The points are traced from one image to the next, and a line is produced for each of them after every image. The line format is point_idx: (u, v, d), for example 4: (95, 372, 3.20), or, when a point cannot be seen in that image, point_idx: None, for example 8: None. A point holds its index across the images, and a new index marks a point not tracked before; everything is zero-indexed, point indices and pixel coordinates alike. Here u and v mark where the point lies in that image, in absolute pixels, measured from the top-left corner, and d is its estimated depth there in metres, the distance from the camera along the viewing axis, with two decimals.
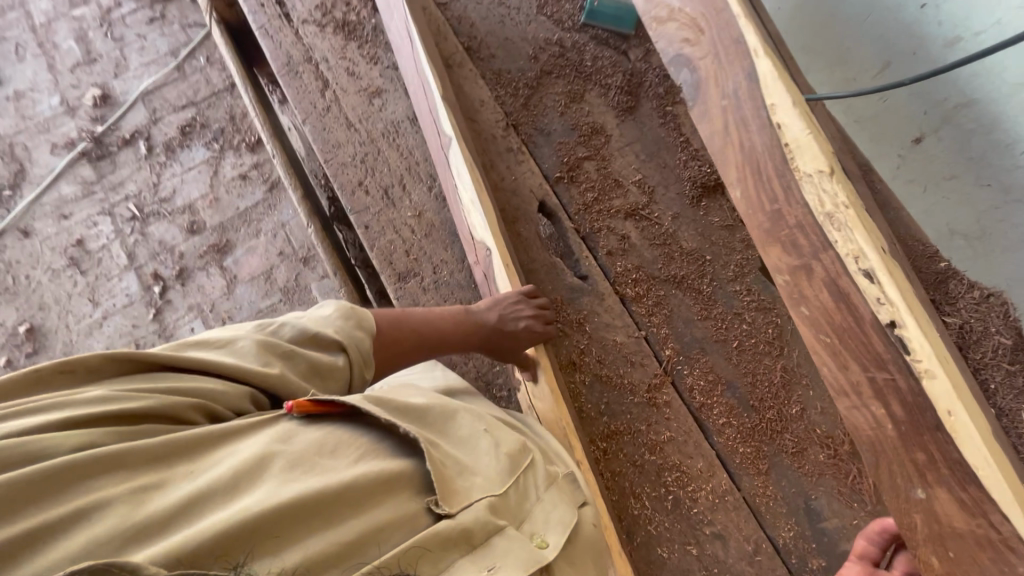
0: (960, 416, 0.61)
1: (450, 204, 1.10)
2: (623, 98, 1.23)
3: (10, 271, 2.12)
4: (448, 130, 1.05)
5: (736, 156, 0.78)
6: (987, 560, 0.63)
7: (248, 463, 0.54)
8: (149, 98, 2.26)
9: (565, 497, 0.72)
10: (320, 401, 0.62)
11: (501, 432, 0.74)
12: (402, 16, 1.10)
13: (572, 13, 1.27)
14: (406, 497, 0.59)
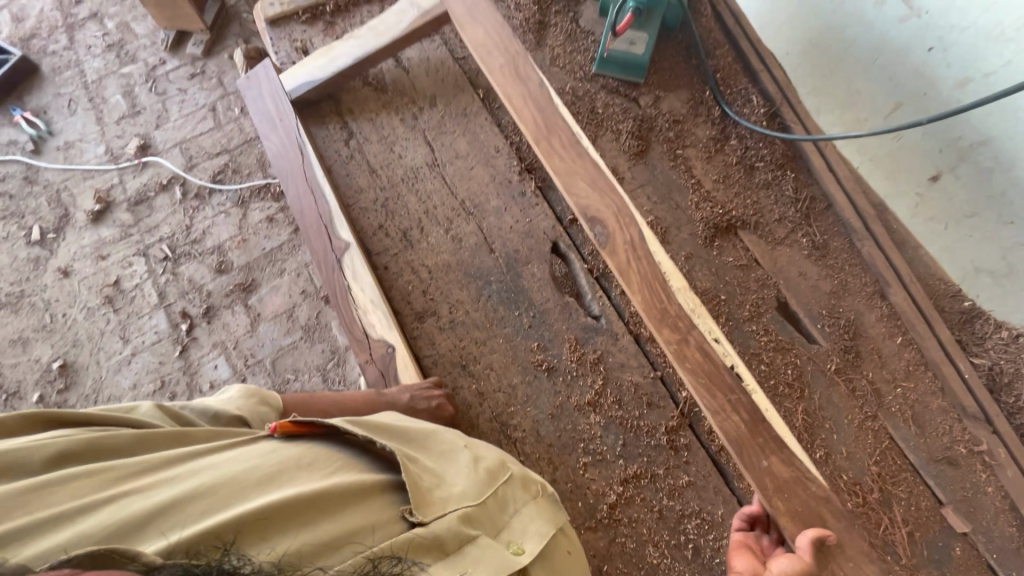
0: (772, 412, 0.96)
1: (341, 306, 1.11)
2: (634, 143, 1.27)
3: (48, 310, 2.21)
4: (345, 236, 1.14)
5: (635, 279, 1.03)
6: (804, 497, 0.89)
7: (228, 472, 0.58)
8: (185, 146, 2.41)
9: (543, 512, 0.73)
10: (300, 421, 0.67)
11: (481, 450, 0.77)
12: (297, 137, 1.22)
13: (583, 64, 1.34)
14: (384, 505, 0.63)
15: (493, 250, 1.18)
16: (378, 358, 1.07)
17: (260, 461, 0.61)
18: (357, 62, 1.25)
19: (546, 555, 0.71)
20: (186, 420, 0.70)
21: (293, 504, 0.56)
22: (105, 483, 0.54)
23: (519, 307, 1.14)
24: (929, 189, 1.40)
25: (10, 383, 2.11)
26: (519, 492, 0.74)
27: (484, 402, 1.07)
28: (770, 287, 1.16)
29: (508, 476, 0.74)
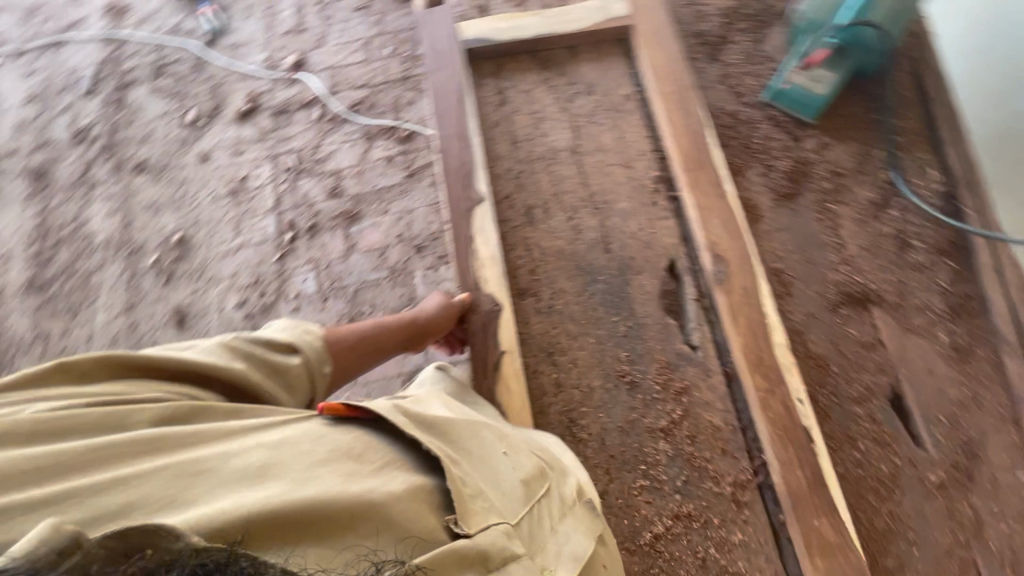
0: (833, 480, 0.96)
1: (459, 254, 1.13)
2: (784, 184, 1.21)
3: (182, 187, 2.44)
4: (482, 190, 1.16)
5: (742, 316, 1.05)
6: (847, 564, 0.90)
7: (275, 458, 0.55)
8: (335, 72, 2.57)
9: (578, 531, 0.75)
10: (351, 406, 0.65)
11: (520, 456, 0.77)
12: (460, 82, 1.23)
13: (753, 90, 1.29)
14: (430, 512, 0.59)
15: (608, 251, 1.16)
16: (485, 311, 1.08)
17: (307, 449, 0.57)
18: (533, 40, 1.31)
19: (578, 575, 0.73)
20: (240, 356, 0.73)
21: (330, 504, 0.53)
22: (149, 448, 0.52)
23: (619, 314, 1.12)
24: None
25: (136, 240, 2.36)
26: (554, 509, 0.75)
27: (559, 396, 1.07)
28: (888, 374, 1.07)
29: (544, 490, 0.75)
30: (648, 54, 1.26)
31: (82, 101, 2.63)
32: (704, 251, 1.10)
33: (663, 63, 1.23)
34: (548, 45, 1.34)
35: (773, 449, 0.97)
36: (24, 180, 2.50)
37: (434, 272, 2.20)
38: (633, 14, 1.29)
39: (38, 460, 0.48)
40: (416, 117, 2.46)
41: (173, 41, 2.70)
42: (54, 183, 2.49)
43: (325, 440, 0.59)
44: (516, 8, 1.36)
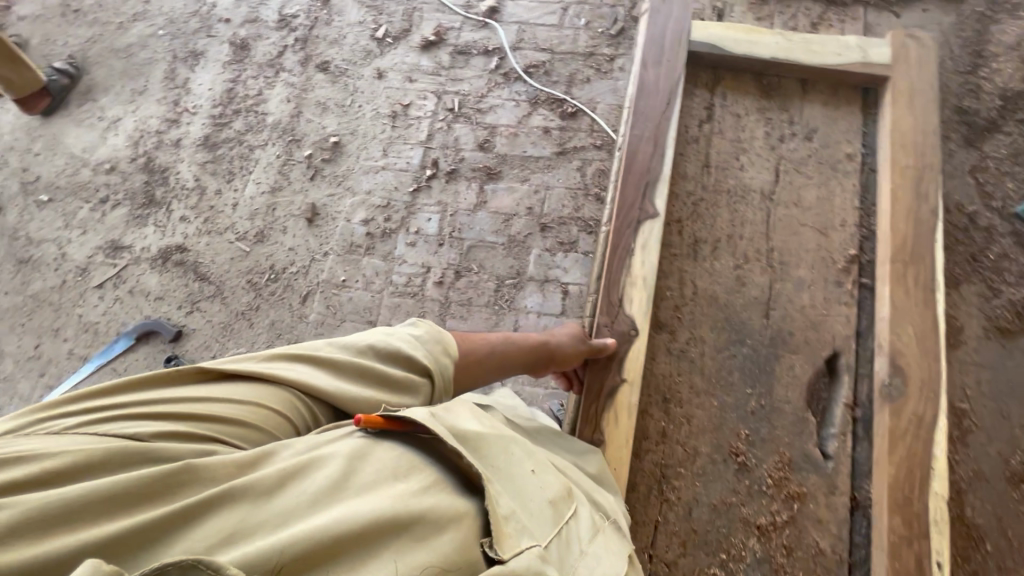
0: None
1: (610, 262, 1.09)
2: (1006, 317, 1.01)
3: (352, 95, 2.56)
4: (658, 206, 1.10)
5: (900, 449, 0.91)
6: None
7: (319, 484, 0.60)
8: (524, 28, 2.53)
9: (609, 556, 0.72)
10: (390, 417, 0.68)
11: (548, 474, 0.75)
12: (674, 84, 1.16)
13: (1009, 196, 1.07)
14: (462, 531, 0.62)
15: (767, 316, 1.05)
16: (618, 332, 1.04)
17: (348, 474, 0.62)
18: (769, 59, 1.16)
19: None
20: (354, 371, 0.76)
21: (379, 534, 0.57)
22: (216, 476, 0.58)
23: (755, 387, 1.01)
24: None
25: (299, 132, 2.53)
26: (585, 532, 0.72)
27: (659, 446, 1.00)
28: None
29: (571, 512, 0.73)
30: (893, 118, 1.10)
31: None
32: (882, 358, 0.97)
33: (909, 130, 1.08)
34: (783, 72, 1.19)
35: None
36: (229, 47, 2.74)
37: (550, 255, 2.16)
38: (893, 66, 1.13)
39: (121, 489, 0.54)
40: (587, 97, 2.38)
41: None
42: (251, 57, 2.70)
43: (370, 462, 0.64)
44: (756, 23, 1.23)
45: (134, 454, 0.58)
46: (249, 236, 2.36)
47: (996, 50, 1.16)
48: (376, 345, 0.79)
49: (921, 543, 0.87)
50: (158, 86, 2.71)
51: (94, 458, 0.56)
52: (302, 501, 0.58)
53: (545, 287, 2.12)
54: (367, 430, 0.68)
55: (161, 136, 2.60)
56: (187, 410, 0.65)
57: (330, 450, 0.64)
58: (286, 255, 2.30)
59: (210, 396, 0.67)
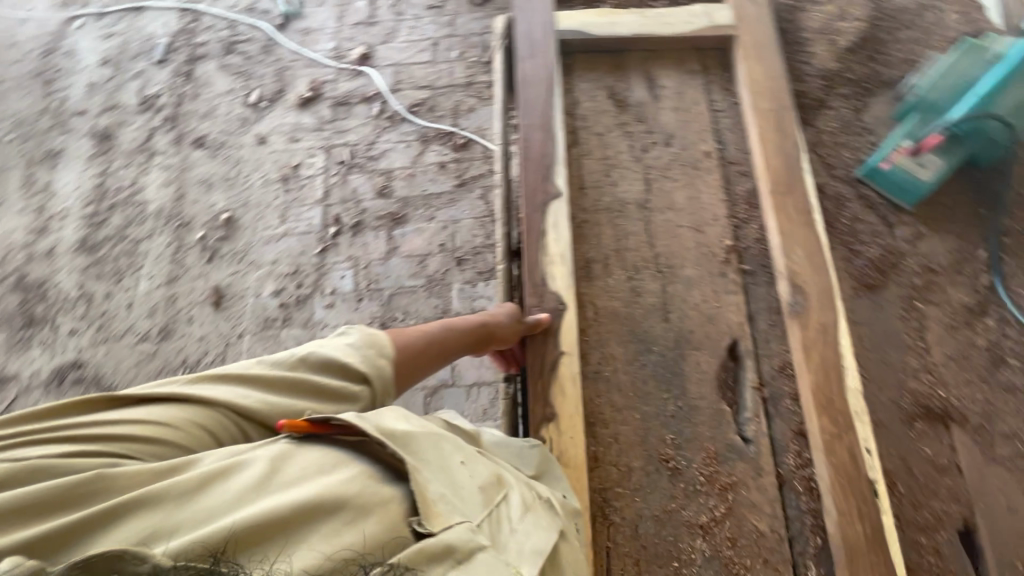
0: None
1: (529, 245, 1.11)
2: (869, 274, 1.11)
3: (235, 166, 2.46)
4: (559, 184, 1.14)
5: (814, 359, 1.01)
6: None
7: (245, 482, 0.65)
8: (400, 70, 2.58)
9: (542, 527, 0.76)
10: (316, 420, 0.73)
11: (476, 464, 0.79)
12: (551, 70, 1.23)
13: (847, 164, 1.18)
14: (389, 516, 0.67)
15: (667, 320, 1.09)
16: (537, 357, 1.04)
17: (275, 471, 0.67)
18: (632, 37, 1.26)
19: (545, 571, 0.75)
20: (284, 385, 0.80)
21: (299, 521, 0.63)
22: (145, 479, 0.64)
23: (670, 391, 1.05)
24: None
25: (185, 214, 2.39)
26: (517, 509, 0.77)
27: (594, 471, 1.00)
28: (961, 506, 0.96)
29: (502, 496, 0.77)
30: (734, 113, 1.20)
31: (153, 69, 2.68)
32: (784, 302, 1.06)
33: (762, 78, 1.20)
34: (644, 46, 1.29)
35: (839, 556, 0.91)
36: (89, 140, 2.56)
37: (472, 287, 2.17)
38: (737, 24, 1.25)
39: (51, 494, 0.60)
40: (475, 126, 2.44)
41: (246, 21, 2.74)
42: (117, 146, 2.54)
43: (296, 459, 0.69)
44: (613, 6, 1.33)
45: (70, 468, 0.63)
46: (150, 335, 2.19)
47: (807, 35, 1.29)
48: (306, 358, 0.83)
49: (838, 502, 0.93)
50: (15, 194, 2.48)
51: (28, 471, 0.62)
52: (225, 500, 0.63)
53: None
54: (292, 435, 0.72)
55: (30, 248, 2.38)
56: (114, 430, 0.68)
57: (256, 454, 0.69)
58: (195, 347, 2.16)
59: (144, 420, 0.71)
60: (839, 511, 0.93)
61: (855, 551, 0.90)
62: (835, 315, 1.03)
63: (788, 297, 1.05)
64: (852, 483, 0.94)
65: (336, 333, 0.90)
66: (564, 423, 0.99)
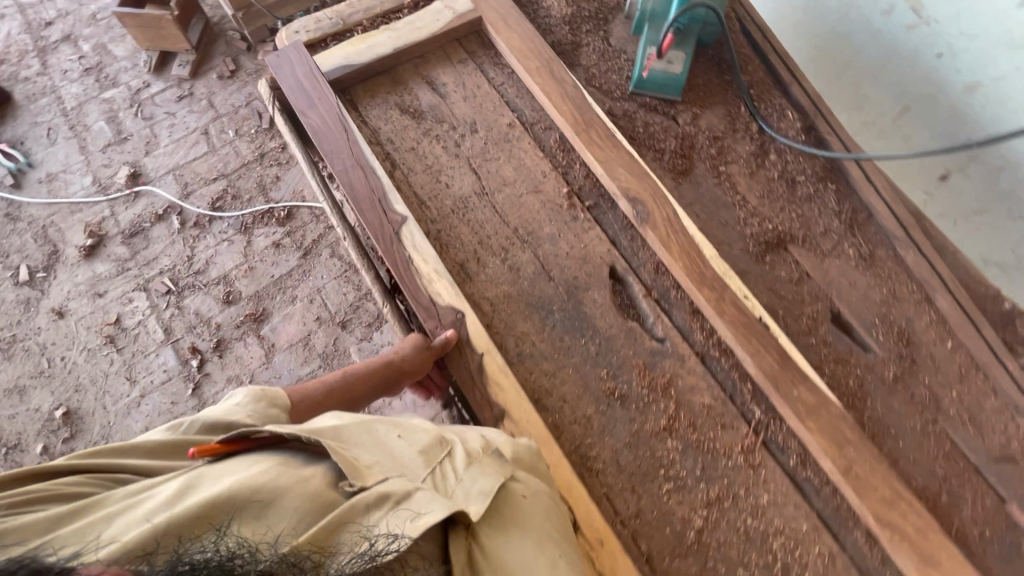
0: (819, 415, 1.04)
1: (403, 279, 1.10)
2: (679, 162, 1.28)
3: (44, 354, 2.11)
4: (401, 210, 1.15)
5: (676, 251, 1.15)
6: (850, 478, 1.00)
7: (177, 492, 0.74)
8: (181, 173, 2.39)
9: (486, 471, 0.86)
10: (239, 436, 0.84)
11: (414, 435, 0.93)
12: (338, 113, 1.22)
13: (619, 84, 1.35)
14: (325, 488, 0.80)
15: (552, 279, 1.16)
16: (461, 370, 1.06)
17: (202, 479, 0.77)
18: (394, 54, 1.30)
19: (494, 505, 0.85)
20: (182, 441, 0.88)
21: (216, 511, 0.72)
22: (76, 515, 0.71)
23: (585, 336, 1.13)
24: (940, 187, 1.69)
25: (9, 435, 2.01)
26: (460, 461, 0.88)
27: (561, 437, 1.05)
28: (823, 301, 1.18)
29: (444, 454, 0.90)
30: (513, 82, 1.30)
31: None
32: (633, 218, 1.18)
33: (520, 44, 1.31)
34: (407, 58, 1.33)
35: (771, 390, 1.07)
36: None
37: (369, 341, 2.15)
38: (477, 6, 1.34)
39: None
40: (290, 193, 2.37)
41: None
42: None
43: (214, 471, 0.79)
44: (362, 31, 1.34)
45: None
46: None
47: None
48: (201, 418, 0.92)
49: (747, 348, 1.08)
50: None
51: None
52: (150, 510, 0.72)
53: None
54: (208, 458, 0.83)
55: None
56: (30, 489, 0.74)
57: (184, 476, 0.78)
58: None
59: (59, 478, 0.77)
60: (750, 354, 1.08)
61: (777, 377, 1.06)
62: (672, 207, 1.18)
63: (634, 213, 1.18)
64: (749, 328, 1.10)
65: (228, 395, 0.99)
66: (520, 417, 1.02)
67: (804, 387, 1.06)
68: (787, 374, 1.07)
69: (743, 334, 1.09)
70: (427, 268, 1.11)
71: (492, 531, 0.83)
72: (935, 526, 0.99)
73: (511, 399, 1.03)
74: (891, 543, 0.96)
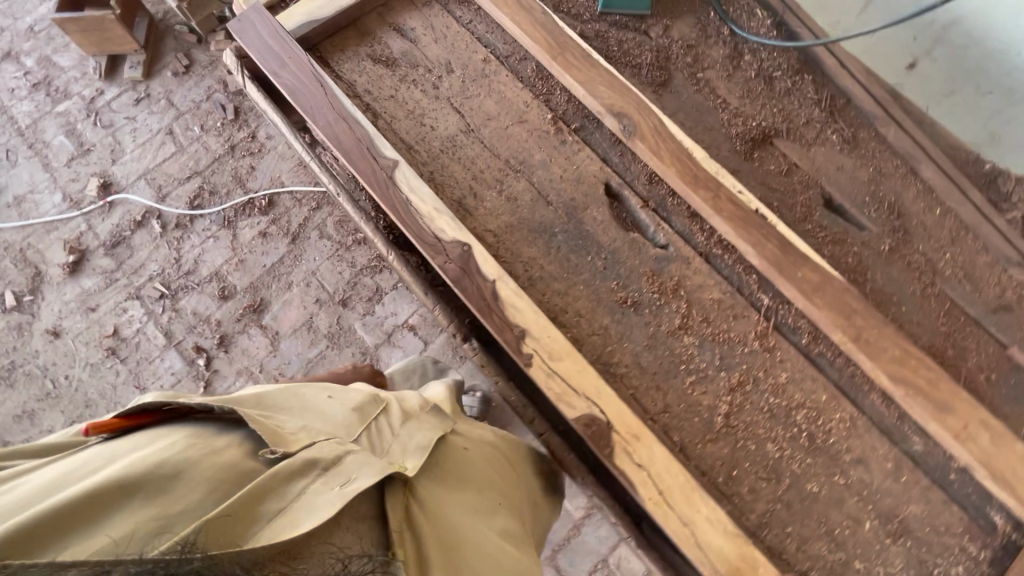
0: (825, 291, 1.08)
1: (405, 221, 1.11)
2: (657, 73, 1.29)
3: (47, 376, 2.09)
4: (391, 155, 1.15)
5: (668, 158, 1.17)
6: (862, 344, 1.04)
7: (64, 477, 0.67)
8: (152, 176, 2.34)
9: (425, 426, 0.94)
10: (140, 410, 0.78)
11: (345, 396, 0.96)
12: (312, 68, 1.21)
13: (587, 5, 1.34)
14: (241, 456, 0.73)
15: (550, 203, 1.18)
16: (477, 297, 1.06)
17: (96, 462, 0.70)
18: (358, 3, 1.28)
19: (437, 456, 0.92)
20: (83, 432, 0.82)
21: (105, 489, 0.63)
22: None
23: (590, 252, 1.15)
24: (909, 75, 1.71)
25: None
26: (397, 420, 0.94)
27: (582, 350, 1.08)
28: (814, 187, 1.21)
29: (380, 413, 0.95)
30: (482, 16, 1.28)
31: None
32: (620, 132, 1.19)
33: None
34: (371, 7, 1.31)
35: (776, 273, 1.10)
36: None
37: (372, 315, 2.18)
38: None
39: None
40: (267, 181, 2.34)
41: None
42: None
43: (118, 449, 0.72)
44: None
45: None
46: None
47: None
48: None
49: (748, 239, 1.11)
50: None
51: None
52: (33, 498, 0.64)
53: (394, 339, 2.15)
54: (110, 436, 0.77)
55: None
56: None
57: (76, 461, 0.71)
58: None
59: None
60: (753, 245, 1.11)
61: (781, 262, 1.10)
62: (657, 116, 1.20)
63: (620, 127, 1.19)
64: (748, 221, 1.13)
65: None
66: (542, 334, 1.03)
67: (808, 267, 1.10)
68: (790, 258, 1.10)
69: (743, 227, 1.12)
70: (428, 207, 1.11)
71: (435, 480, 0.88)
72: (945, 376, 1.05)
73: (531, 317, 1.04)
74: (905, 397, 1.02)
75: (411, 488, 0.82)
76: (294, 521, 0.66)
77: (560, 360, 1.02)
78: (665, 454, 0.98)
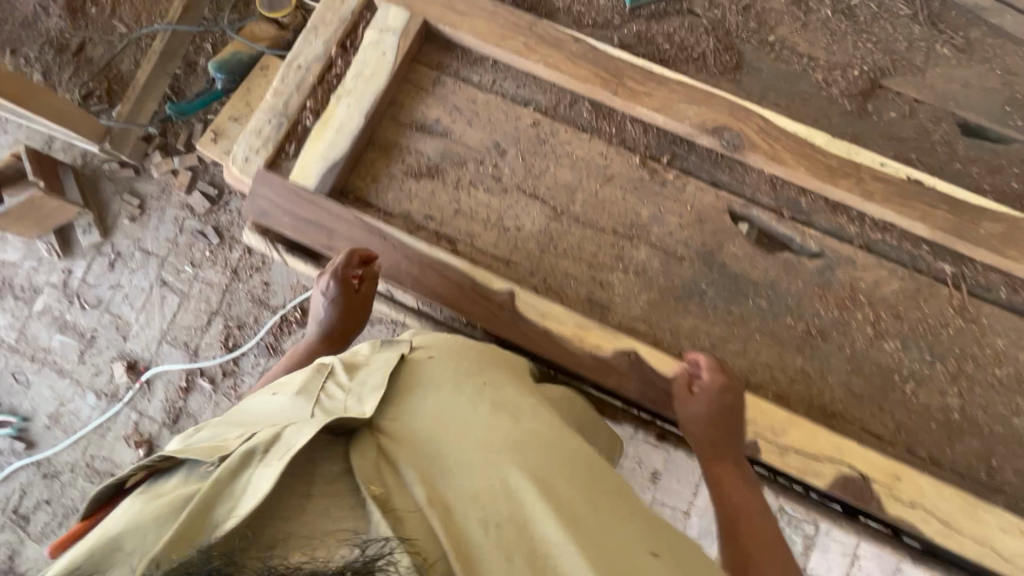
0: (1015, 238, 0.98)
1: (552, 352, 0.98)
2: (725, 57, 1.10)
3: None
4: (501, 285, 1.00)
5: (789, 157, 1.02)
6: None
7: None
8: (172, 337, 2.15)
9: (375, 369, 0.77)
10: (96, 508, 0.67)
11: (286, 382, 0.79)
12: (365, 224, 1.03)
13: (613, 7, 1.12)
14: (192, 481, 0.60)
15: (683, 259, 1.04)
16: (669, 402, 0.95)
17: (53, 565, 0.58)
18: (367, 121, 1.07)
19: (398, 387, 0.75)
20: None
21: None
22: None
23: (749, 295, 1.03)
24: None
25: None
26: (347, 374, 0.77)
27: (791, 403, 0.99)
28: (945, 118, 1.07)
29: (327, 376, 0.77)
30: None
31: None
32: (726, 148, 1.03)
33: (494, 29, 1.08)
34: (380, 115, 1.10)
35: (957, 236, 0.99)
36: None
37: None
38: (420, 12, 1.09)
39: None
40: (289, 292, 2.14)
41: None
42: None
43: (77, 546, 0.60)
44: (313, 113, 1.10)
45: None
46: None
47: None
48: None
49: (913, 214, 0.99)
50: None
51: None
52: None
53: None
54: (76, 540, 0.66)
55: None
56: None
57: None
58: None
59: None
60: (920, 218, 0.99)
61: (958, 227, 0.99)
62: (758, 116, 1.03)
63: (723, 144, 1.03)
64: (905, 194, 1.00)
65: None
66: (754, 415, 0.94)
67: (986, 219, 0.98)
68: (963, 217, 0.99)
69: (903, 202, 1.00)
70: (571, 327, 0.98)
71: (393, 406, 0.71)
72: None
73: None
74: None
75: (371, 425, 0.67)
76: (230, 522, 0.53)
77: (786, 433, 0.93)
78: (932, 484, 0.91)
